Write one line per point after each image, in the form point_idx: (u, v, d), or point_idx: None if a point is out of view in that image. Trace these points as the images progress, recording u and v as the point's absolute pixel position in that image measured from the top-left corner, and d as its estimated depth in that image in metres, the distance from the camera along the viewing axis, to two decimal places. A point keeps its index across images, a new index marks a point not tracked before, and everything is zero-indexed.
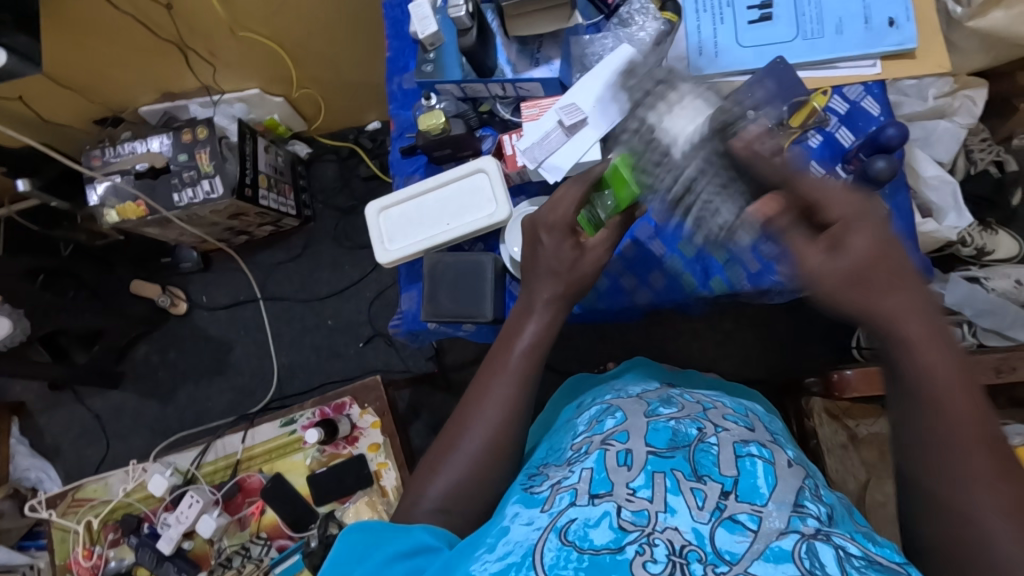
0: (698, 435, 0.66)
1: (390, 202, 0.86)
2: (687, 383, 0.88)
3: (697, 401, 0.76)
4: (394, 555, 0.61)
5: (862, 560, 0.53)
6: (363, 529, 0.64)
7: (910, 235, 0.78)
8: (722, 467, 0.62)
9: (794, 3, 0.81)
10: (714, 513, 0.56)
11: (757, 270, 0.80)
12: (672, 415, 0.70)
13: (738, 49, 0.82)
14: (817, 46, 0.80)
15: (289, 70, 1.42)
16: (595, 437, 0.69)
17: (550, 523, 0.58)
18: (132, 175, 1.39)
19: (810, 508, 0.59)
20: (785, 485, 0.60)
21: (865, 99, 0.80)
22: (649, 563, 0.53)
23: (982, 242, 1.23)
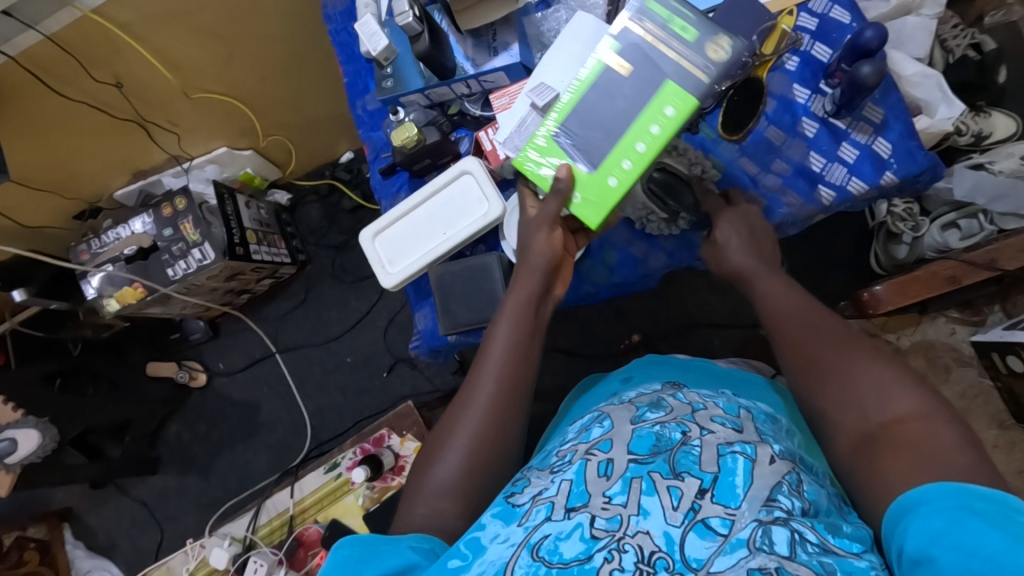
0: (682, 439, 0.64)
1: (383, 225, 0.84)
2: (685, 379, 0.86)
3: (688, 401, 0.73)
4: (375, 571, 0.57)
5: (818, 546, 0.53)
6: (347, 542, 0.61)
7: (908, 134, 0.75)
8: (703, 464, 0.60)
9: None
10: (687, 515, 0.56)
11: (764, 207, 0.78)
12: (658, 419, 0.68)
13: None
14: None
15: (252, 121, 1.41)
16: (580, 447, 0.67)
17: (524, 537, 0.56)
18: (122, 261, 1.39)
19: (783, 502, 0.56)
20: (760, 482, 0.58)
21: (833, 10, 0.78)
22: (616, 572, 0.52)
23: (977, 127, 1.21)
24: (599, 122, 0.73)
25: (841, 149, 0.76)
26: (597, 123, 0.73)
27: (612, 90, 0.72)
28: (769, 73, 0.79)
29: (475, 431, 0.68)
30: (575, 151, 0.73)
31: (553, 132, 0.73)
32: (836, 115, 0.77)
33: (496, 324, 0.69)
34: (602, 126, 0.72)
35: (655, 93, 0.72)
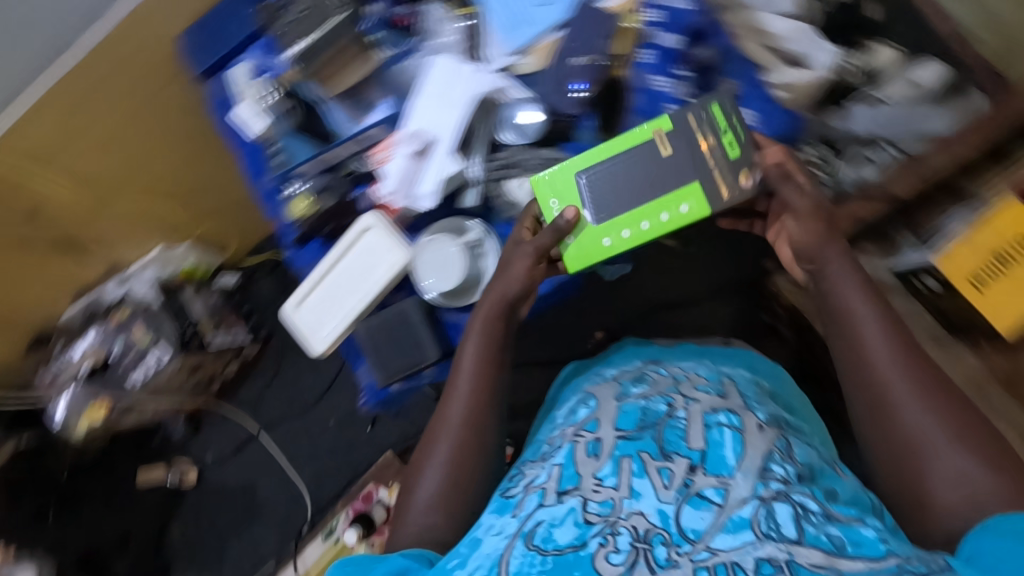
0: (668, 411, 0.70)
1: (302, 295, 0.85)
2: (664, 356, 0.90)
3: (670, 375, 0.79)
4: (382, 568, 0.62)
5: (819, 513, 0.59)
6: (358, 557, 0.66)
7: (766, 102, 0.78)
8: (690, 440, 0.66)
9: None
10: (679, 491, 0.60)
11: None
12: (641, 395, 0.74)
13: (540, 11, 0.83)
14: None
15: (181, 214, 1.41)
16: (570, 431, 0.72)
17: (518, 528, 0.61)
18: (81, 379, 1.40)
19: (777, 471, 0.63)
20: (752, 452, 0.64)
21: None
22: (612, 554, 0.57)
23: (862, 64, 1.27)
24: (615, 190, 0.74)
25: None
26: (616, 190, 0.74)
27: (641, 166, 0.73)
28: (629, 70, 0.80)
29: (453, 443, 0.71)
30: (587, 198, 0.75)
31: (575, 172, 0.74)
32: (698, 95, 0.79)
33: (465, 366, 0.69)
34: (618, 190, 0.74)
35: (682, 181, 0.73)
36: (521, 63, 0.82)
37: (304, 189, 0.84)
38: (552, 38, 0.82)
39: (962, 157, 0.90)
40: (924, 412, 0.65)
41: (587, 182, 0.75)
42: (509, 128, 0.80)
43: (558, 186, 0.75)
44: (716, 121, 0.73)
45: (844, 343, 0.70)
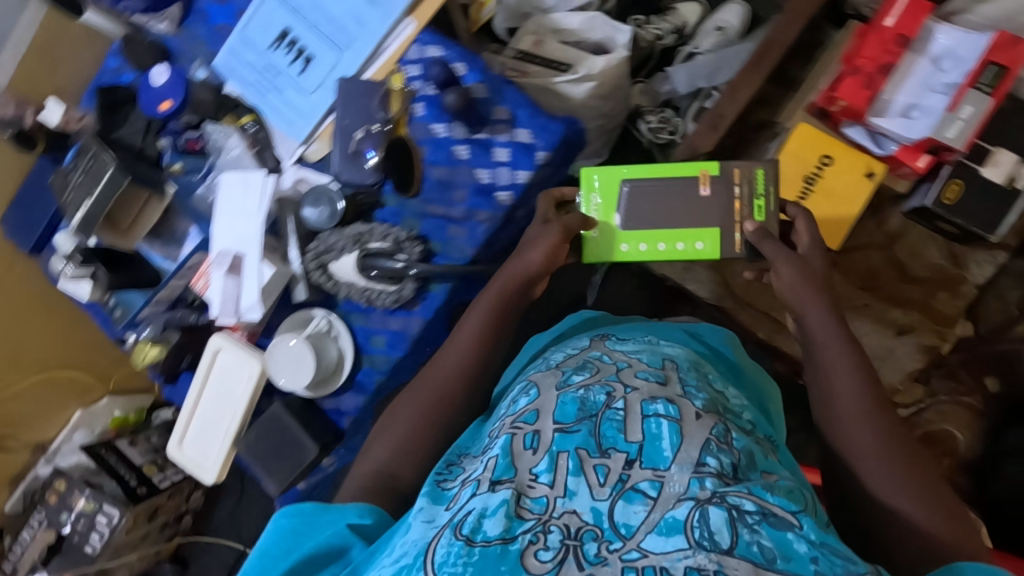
0: (607, 400, 0.56)
1: (181, 430, 0.86)
2: (611, 330, 0.77)
3: (615, 357, 0.64)
4: (321, 544, 0.56)
5: (757, 514, 0.47)
6: (307, 512, 0.59)
7: (537, 117, 0.81)
8: (628, 432, 0.53)
9: (315, 30, 0.85)
10: (615, 487, 0.50)
11: (467, 233, 0.82)
12: (583, 381, 0.60)
13: (312, 97, 0.85)
14: (358, 49, 0.83)
15: (83, 373, 1.36)
16: (507, 421, 0.60)
17: (449, 518, 0.51)
18: (41, 564, 1.30)
19: (715, 464, 0.50)
20: (691, 441, 0.52)
21: (427, 50, 0.84)
22: (541, 551, 0.46)
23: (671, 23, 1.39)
24: (648, 212, 0.78)
25: (496, 154, 0.81)
26: (655, 205, 0.77)
27: (676, 193, 0.77)
28: (409, 128, 0.84)
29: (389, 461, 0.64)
30: (622, 206, 0.78)
31: (622, 175, 0.77)
32: (475, 130, 0.82)
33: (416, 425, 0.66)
34: (653, 206, 0.77)
35: (705, 223, 0.77)
36: (314, 149, 0.86)
37: (147, 335, 0.86)
38: (330, 120, 0.85)
39: (748, 98, 0.95)
40: (878, 446, 0.58)
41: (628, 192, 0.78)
42: (308, 210, 0.81)
43: (601, 185, 0.78)
44: (757, 184, 0.76)
45: (817, 377, 0.64)
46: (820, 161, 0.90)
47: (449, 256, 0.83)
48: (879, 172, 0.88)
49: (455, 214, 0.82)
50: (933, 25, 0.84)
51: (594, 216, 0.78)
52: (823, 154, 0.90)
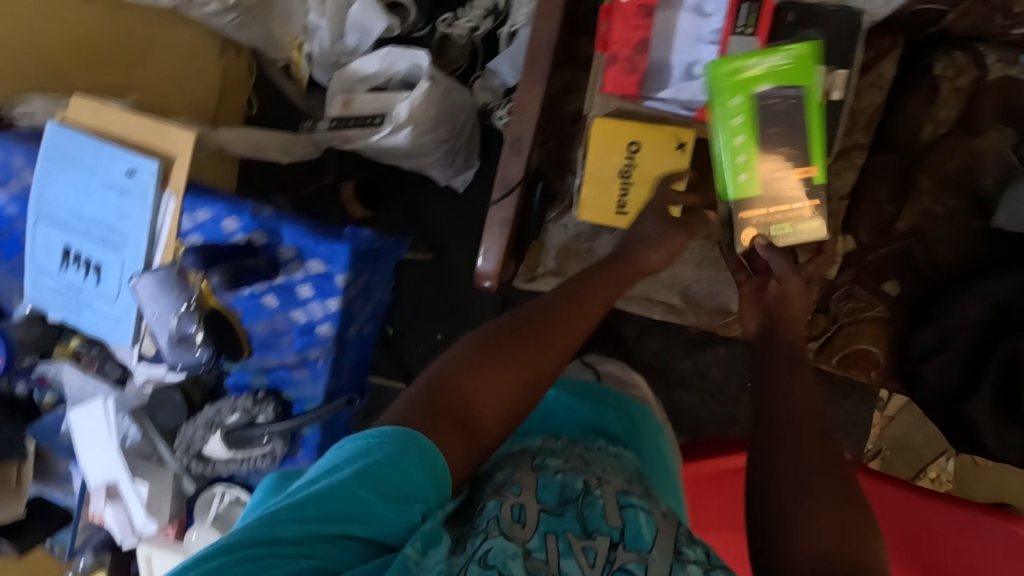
0: (585, 486, 0.58)
1: None
2: (557, 425, 0.74)
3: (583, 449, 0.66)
4: (388, 472, 0.52)
5: None
6: (383, 438, 0.54)
7: (319, 242, 0.78)
8: (609, 517, 0.55)
9: (92, 238, 0.84)
10: (606, 572, 0.52)
11: (310, 373, 0.83)
12: (559, 465, 0.61)
13: (118, 303, 0.84)
14: (135, 242, 0.82)
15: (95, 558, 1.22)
16: (487, 489, 0.58)
17: (464, 562, 0.51)
18: None
19: (690, 552, 0.54)
20: (665, 533, 0.55)
21: (199, 214, 0.82)
22: None
23: (480, 11, 1.31)
24: (762, 121, 0.73)
25: (300, 292, 0.80)
26: (768, 122, 0.73)
27: (792, 130, 0.74)
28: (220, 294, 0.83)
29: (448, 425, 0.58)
30: (775, 91, 0.72)
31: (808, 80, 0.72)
32: (271, 279, 0.80)
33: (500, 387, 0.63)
34: (780, 115, 0.73)
35: (763, 180, 0.75)
36: (145, 346, 0.86)
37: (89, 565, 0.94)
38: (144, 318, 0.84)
39: (537, 112, 0.88)
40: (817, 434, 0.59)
41: (774, 96, 0.73)
42: (161, 414, 0.84)
43: (796, 70, 0.72)
44: (809, 223, 0.77)
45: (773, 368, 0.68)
46: (629, 150, 0.82)
47: (305, 399, 0.84)
48: (689, 140, 0.80)
49: (293, 360, 0.83)
50: None
51: (751, 69, 0.72)
52: (629, 141, 0.81)
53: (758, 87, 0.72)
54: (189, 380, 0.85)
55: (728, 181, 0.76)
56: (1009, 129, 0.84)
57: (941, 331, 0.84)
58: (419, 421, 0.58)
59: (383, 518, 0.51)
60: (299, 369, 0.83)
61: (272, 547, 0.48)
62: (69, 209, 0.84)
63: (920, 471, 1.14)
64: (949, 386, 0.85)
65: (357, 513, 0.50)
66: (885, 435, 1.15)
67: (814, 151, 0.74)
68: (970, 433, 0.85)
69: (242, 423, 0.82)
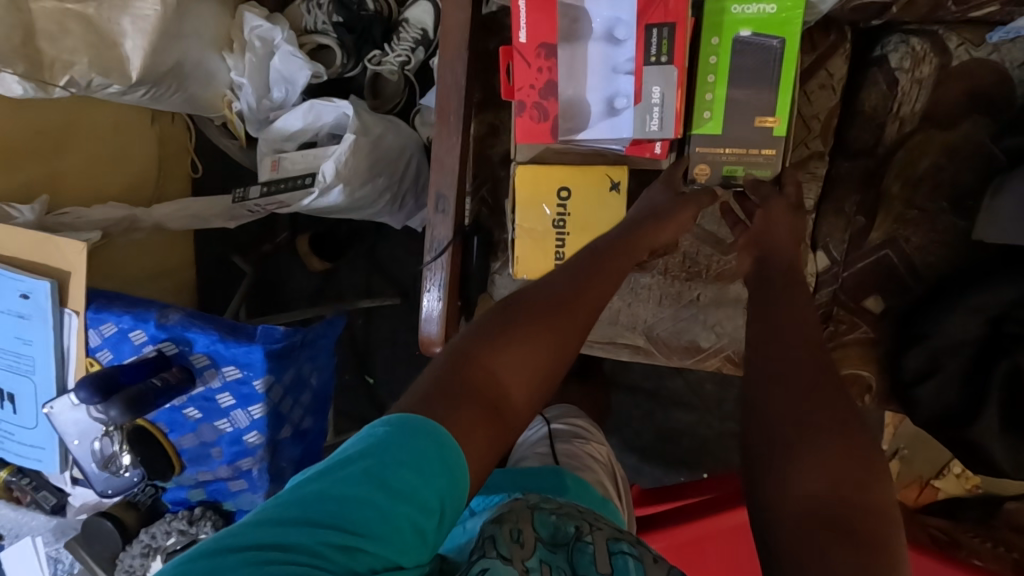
0: (577, 532, 0.52)
1: None
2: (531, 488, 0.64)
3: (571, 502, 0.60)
4: (409, 473, 0.41)
5: None
6: (413, 427, 0.43)
7: (225, 348, 0.72)
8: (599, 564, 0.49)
9: (0, 367, 0.78)
10: None
11: (248, 483, 0.77)
12: (553, 508, 0.55)
13: (37, 432, 0.79)
14: (43, 366, 0.76)
15: None
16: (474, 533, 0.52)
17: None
18: None
19: None
20: None
21: (105, 328, 0.76)
22: None
23: (407, 43, 1.23)
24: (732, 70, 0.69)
25: (222, 400, 0.74)
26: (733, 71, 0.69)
27: (757, 80, 0.68)
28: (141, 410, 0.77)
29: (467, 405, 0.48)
30: (760, 38, 0.67)
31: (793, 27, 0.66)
32: (188, 390, 0.74)
33: (523, 360, 0.53)
34: (753, 62, 0.68)
35: (724, 125, 0.71)
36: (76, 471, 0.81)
37: None
38: (66, 446, 0.79)
39: (457, 165, 0.81)
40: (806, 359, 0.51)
41: (752, 41, 0.67)
42: (93, 546, 0.77)
43: (781, 17, 0.66)
44: (759, 170, 0.72)
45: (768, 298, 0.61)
46: (560, 196, 0.75)
47: (247, 508, 0.79)
48: (622, 179, 0.74)
49: (229, 471, 0.77)
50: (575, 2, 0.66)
51: (739, 11, 0.67)
52: (559, 187, 0.74)
53: (739, 27, 0.67)
54: (124, 502, 0.80)
55: (692, 118, 0.71)
56: (982, 115, 0.74)
57: (930, 352, 0.75)
58: (430, 404, 0.47)
59: (397, 533, 0.39)
60: (236, 478, 0.77)
61: (284, 535, 0.37)
62: None
63: (941, 468, 1.00)
64: (947, 409, 0.75)
65: (361, 526, 0.39)
66: (900, 433, 1.01)
67: (783, 103, 0.69)
68: (979, 455, 0.75)
69: (183, 545, 0.76)
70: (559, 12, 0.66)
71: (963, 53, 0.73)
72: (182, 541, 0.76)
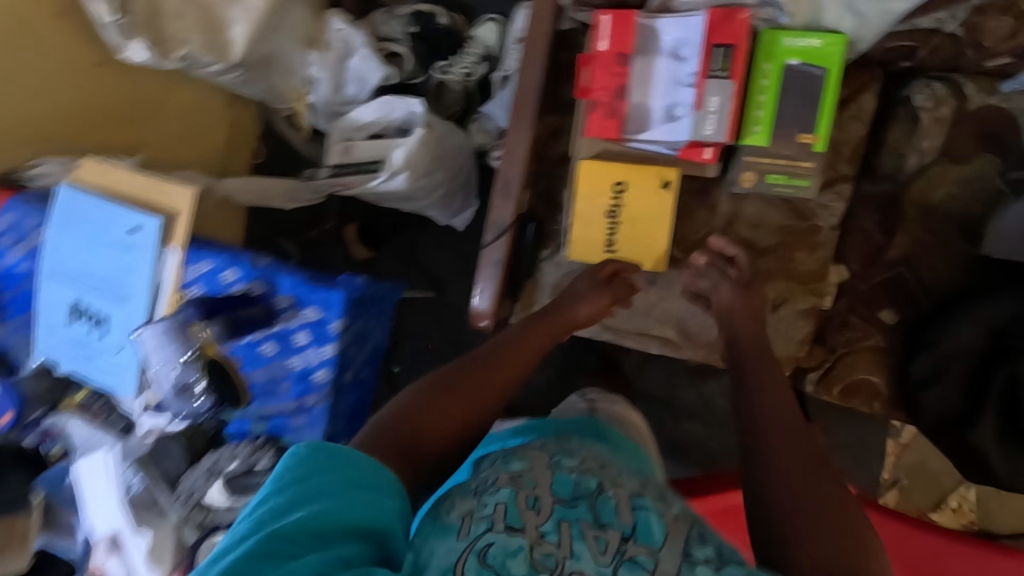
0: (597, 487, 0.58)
1: None
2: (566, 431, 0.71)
3: (596, 453, 0.65)
4: (350, 526, 0.49)
5: None
6: (322, 454, 0.52)
7: (307, 289, 0.81)
8: (620, 513, 0.56)
9: (99, 293, 0.87)
10: (616, 558, 0.53)
11: (309, 420, 0.85)
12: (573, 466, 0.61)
13: (121, 355, 0.86)
14: (139, 294, 0.85)
15: None
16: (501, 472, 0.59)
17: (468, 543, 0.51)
18: None
19: (699, 552, 0.54)
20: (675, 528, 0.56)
21: (200, 266, 0.85)
22: None
23: (472, 56, 1.35)
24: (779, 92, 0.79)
25: (296, 340, 0.82)
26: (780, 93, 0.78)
27: (801, 101, 0.78)
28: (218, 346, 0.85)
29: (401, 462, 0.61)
30: (806, 68, 0.77)
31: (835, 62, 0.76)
32: (267, 327, 0.82)
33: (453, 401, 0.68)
34: (797, 87, 0.78)
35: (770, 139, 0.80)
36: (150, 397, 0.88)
37: None
38: (146, 372, 0.86)
39: (525, 156, 0.91)
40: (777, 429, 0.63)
41: (799, 70, 0.77)
42: None
43: (824, 52, 0.77)
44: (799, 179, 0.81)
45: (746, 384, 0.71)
46: (615, 189, 0.85)
47: (303, 444, 0.86)
48: (673, 179, 0.83)
49: (292, 407, 0.84)
50: (650, 23, 0.78)
51: (790, 44, 0.77)
52: (616, 181, 0.84)
53: (788, 57, 0.77)
54: (190, 428, 0.87)
55: (741, 130, 0.81)
56: (992, 155, 0.85)
57: (937, 359, 0.82)
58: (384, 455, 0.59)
59: (362, 503, 0.51)
60: (298, 413, 0.84)
61: None
62: (78, 266, 0.87)
63: (938, 492, 1.05)
64: (950, 414, 0.82)
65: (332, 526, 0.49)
66: (902, 454, 1.07)
67: (821, 123, 0.78)
68: (977, 458, 0.82)
69: (244, 467, 0.84)
70: (636, 30, 0.78)
71: (980, 100, 0.83)
72: (244, 463, 0.85)
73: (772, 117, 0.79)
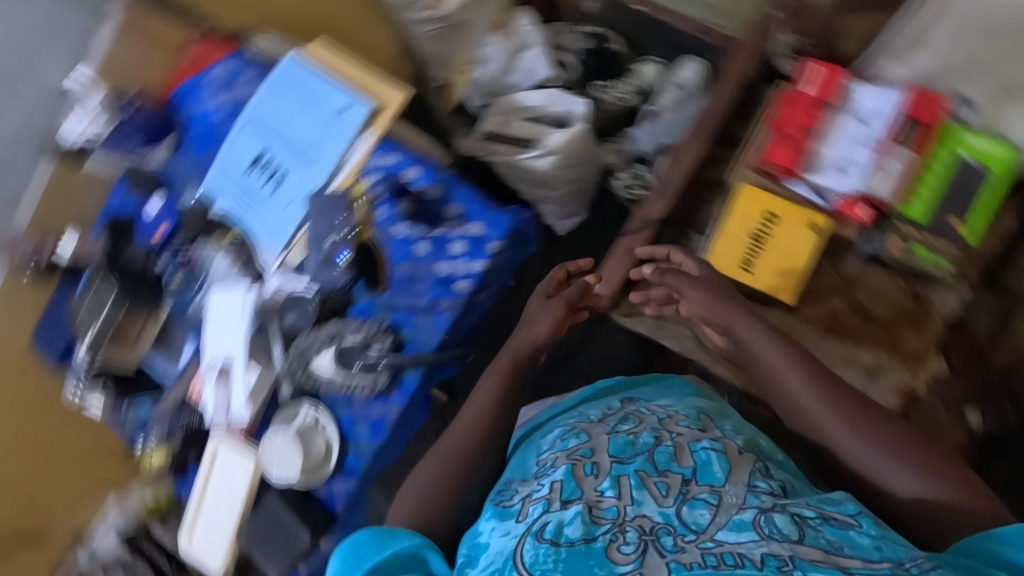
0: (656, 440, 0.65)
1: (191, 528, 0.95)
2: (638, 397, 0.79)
3: (651, 409, 0.72)
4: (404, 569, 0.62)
5: (819, 519, 0.58)
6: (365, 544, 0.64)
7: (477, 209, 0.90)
8: (680, 459, 0.63)
9: (286, 151, 0.93)
10: (677, 497, 0.59)
11: (434, 323, 0.89)
12: (629, 429, 0.68)
13: (285, 212, 0.92)
14: (323, 164, 0.90)
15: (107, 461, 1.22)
16: (558, 454, 0.67)
17: (525, 528, 0.59)
18: None
19: (763, 485, 0.61)
20: (737, 468, 0.62)
21: (387, 160, 0.95)
22: (622, 546, 0.55)
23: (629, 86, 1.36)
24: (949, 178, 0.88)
25: (452, 248, 0.89)
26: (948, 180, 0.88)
27: (965, 193, 0.88)
28: (374, 232, 0.93)
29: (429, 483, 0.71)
30: (977, 165, 0.87)
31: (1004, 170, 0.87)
32: (432, 229, 0.90)
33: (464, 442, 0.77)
34: (964, 180, 0.88)
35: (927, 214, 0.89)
36: (292, 257, 0.93)
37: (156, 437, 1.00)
38: (302, 234, 0.91)
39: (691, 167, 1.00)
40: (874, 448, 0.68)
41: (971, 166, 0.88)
42: (288, 316, 0.91)
43: (997, 159, 0.87)
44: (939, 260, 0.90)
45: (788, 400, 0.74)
46: (768, 217, 0.92)
47: (418, 343, 0.89)
48: (823, 224, 0.91)
49: (423, 306, 0.89)
50: (852, 87, 0.91)
51: (971, 141, 0.88)
52: (772, 210, 0.92)
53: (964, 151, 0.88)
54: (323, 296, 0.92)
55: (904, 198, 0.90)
56: None
57: None
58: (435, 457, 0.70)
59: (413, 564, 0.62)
60: (426, 313, 0.89)
61: None
62: (277, 123, 0.94)
63: None
64: None
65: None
66: None
67: (976, 218, 0.89)
68: None
69: (354, 347, 0.88)
70: (842, 88, 0.91)
71: None
72: (353, 342, 0.89)
73: (937, 195, 0.89)
